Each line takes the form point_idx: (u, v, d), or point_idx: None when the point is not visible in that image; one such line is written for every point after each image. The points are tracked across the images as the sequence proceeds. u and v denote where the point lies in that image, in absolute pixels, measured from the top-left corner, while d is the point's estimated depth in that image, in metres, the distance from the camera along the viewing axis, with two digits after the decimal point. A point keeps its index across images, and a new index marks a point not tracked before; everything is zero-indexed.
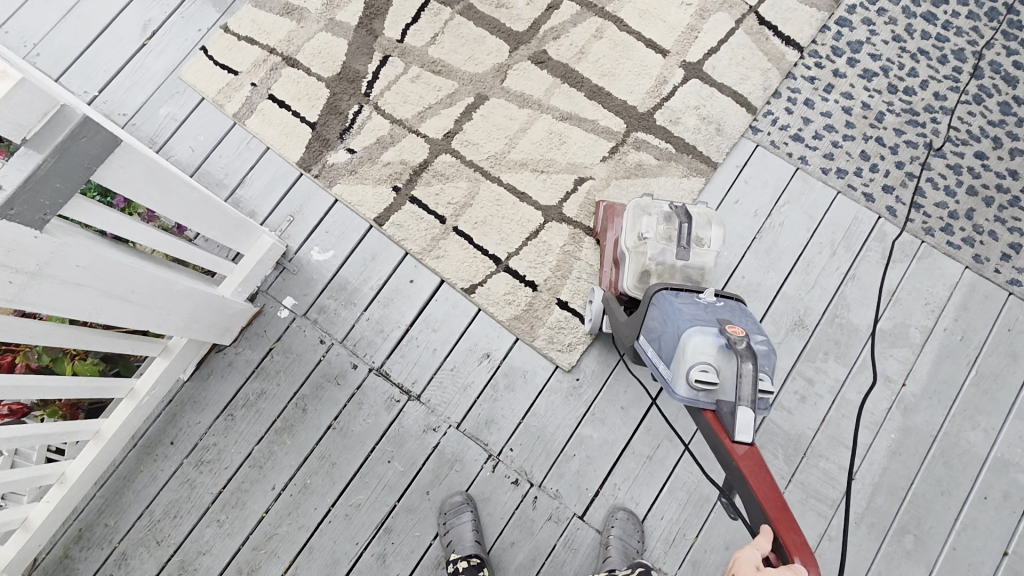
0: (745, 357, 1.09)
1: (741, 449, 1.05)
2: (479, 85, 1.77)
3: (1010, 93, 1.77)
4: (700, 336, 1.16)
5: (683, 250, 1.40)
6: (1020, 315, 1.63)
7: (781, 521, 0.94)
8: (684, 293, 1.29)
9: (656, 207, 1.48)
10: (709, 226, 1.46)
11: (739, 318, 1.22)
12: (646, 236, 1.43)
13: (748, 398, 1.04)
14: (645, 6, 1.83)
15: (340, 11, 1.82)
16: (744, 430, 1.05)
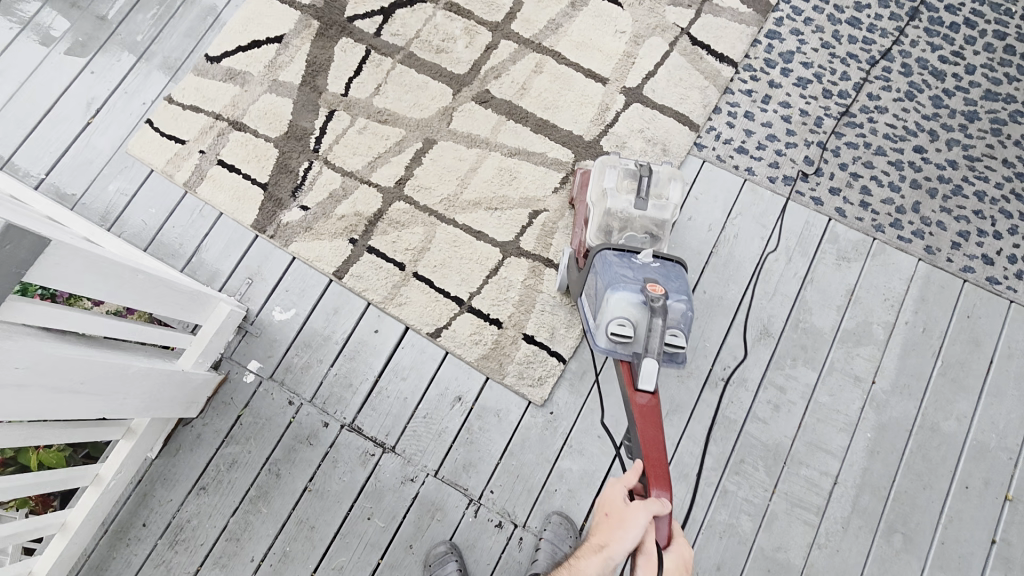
0: (659, 316, 1.22)
1: (643, 397, 1.22)
2: (426, 130, 1.80)
3: (940, 86, 1.82)
4: (626, 294, 1.27)
5: (642, 200, 1.44)
6: (978, 300, 1.65)
7: (653, 459, 1.15)
8: (624, 253, 1.37)
9: (621, 164, 1.54)
10: (671, 184, 1.53)
11: (668, 278, 1.33)
12: (608, 188, 1.48)
13: (653, 354, 1.19)
14: (581, 38, 1.87)
15: (282, 71, 1.85)
16: (648, 379, 1.20)
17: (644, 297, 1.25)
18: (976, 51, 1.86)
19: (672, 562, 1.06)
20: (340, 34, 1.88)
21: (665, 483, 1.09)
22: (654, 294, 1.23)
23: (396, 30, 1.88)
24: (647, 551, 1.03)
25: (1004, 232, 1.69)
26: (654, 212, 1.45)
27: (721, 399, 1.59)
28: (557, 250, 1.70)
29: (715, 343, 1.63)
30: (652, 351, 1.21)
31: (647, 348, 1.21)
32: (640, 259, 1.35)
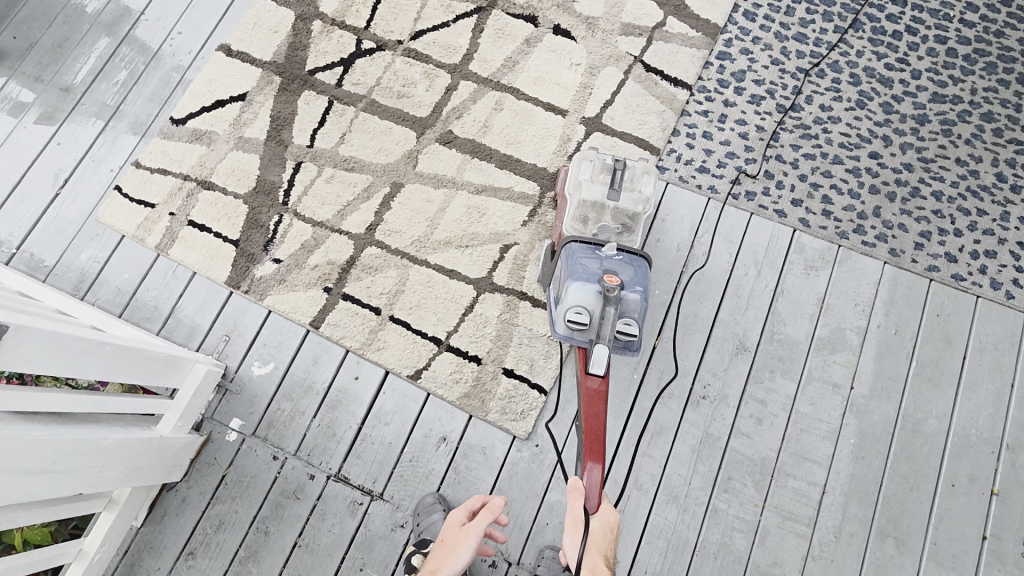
0: (611, 305, 1.32)
1: (594, 382, 1.34)
2: (393, 175, 1.83)
3: (888, 93, 1.88)
4: (584, 283, 1.37)
5: (615, 192, 1.49)
6: (945, 297, 1.67)
7: (593, 436, 1.31)
8: (590, 246, 1.44)
9: (597, 156, 1.55)
10: (645, 177, 1.58)
11: (628, 270, 1.41)
12: (582, 181, 1.53)
13: (603, 341, 1.29)
14: (538, 73, 1.92)
15: (248, 128, 1.88)
16: (598, 365, 1.31)
17: (599, 287, 1.34)
18: (920, 56, 1.92)
19: (597, 526, 1.20)
20: (302, 87, 1.92)
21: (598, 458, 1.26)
22: (609, 284, 1.33)
23: (357, 79, 1.93)
24: (574, 514, 1.15)
25: (964, 228, 1.73)
26: (627, 203, 1.51)
27: (703, 417, 1.60)
28: (530, 282, 1.72)
29: (693, 362, 1.64)
30: (602, 337, 1.31)
31: (598, 335, 1.32)
32: (604, 251, 1.43)
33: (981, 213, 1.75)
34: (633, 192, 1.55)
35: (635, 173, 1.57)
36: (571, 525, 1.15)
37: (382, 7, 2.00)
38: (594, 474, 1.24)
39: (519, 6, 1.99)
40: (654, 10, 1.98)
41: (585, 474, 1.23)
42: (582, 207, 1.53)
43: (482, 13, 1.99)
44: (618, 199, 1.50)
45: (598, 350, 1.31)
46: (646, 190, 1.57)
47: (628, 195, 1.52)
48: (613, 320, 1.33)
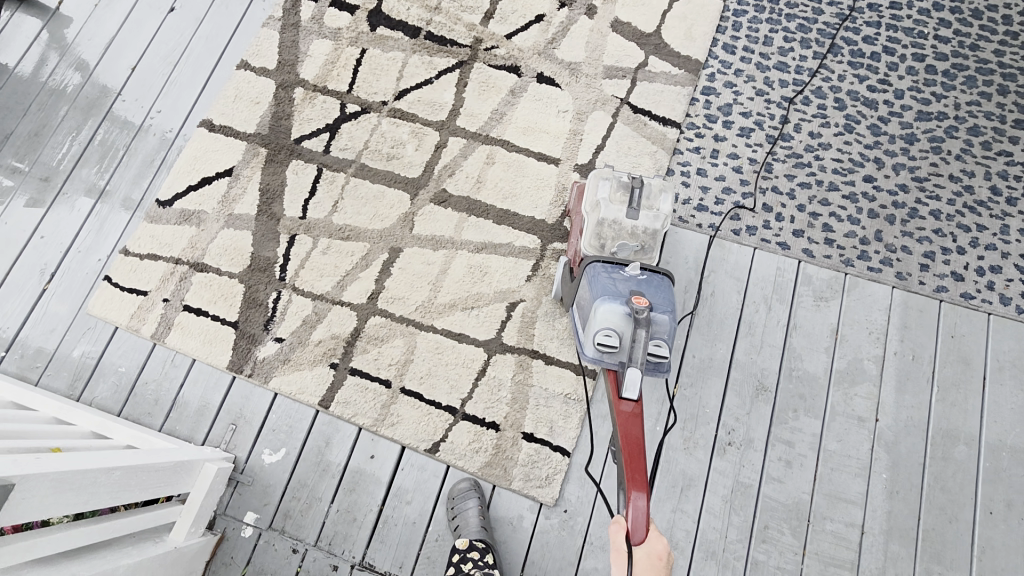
0: (642, 326, 1.27)
1: (628, 405, 1.28)
2: (390, 240, 1.79)
3: (874, 115, 1.89)
4: (612, 304, 1.32)
5: (634, 211, 1.48)
6: (958, 317, 1.67)
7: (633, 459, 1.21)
8: (613, 266, 1.43)
9: (614, 175, 1.54)
10: (663, 195, 1.52)
11: (652, 288, 1.39)
12: (600, 200, 1.50)
13: (636, 363, 1.25)
14: (526, 123, 1.91)
15: (236, 204, 1.83)
16: (632, 388, 1.28)
17: (628, 309, 1.30)
18: (901, 75, 1.94)
19: (643, 556, 1.12)
20: (289, 156, 1.88)
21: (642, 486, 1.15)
22: (638, 305, 1.29)
23: (344, 144, 1.90)
24: (615, 547, 1.12)
25: (967, 245, 1.74)
26: (646, 221, 1.49)
27: (732, 465, 1.56)
28: (541, 339, 1.68)
29: (715, 408, 1.61)
30: (635, 360, 1.26)
31: (631, 357, 1.27)
32: (627, 270, 1.41)
33: (981, 228, 1.75)
34: (650, 209, 1.51)
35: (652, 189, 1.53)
36: (613, 556, 1.13)
37: (363, 69, 1.98)
38: (639, 508, 1.13)
39: (501, 57, 1.99)
40: (635, 50, 1.98)
41: (630, 504, 1.13)
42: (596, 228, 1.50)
43: (464, 67, 1.98)
44: (637, 219, 1.48)
45: (632, 373, 1.26)
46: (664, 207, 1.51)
47: (647, 213, 1.49)
48: (644, 340, 1.28)
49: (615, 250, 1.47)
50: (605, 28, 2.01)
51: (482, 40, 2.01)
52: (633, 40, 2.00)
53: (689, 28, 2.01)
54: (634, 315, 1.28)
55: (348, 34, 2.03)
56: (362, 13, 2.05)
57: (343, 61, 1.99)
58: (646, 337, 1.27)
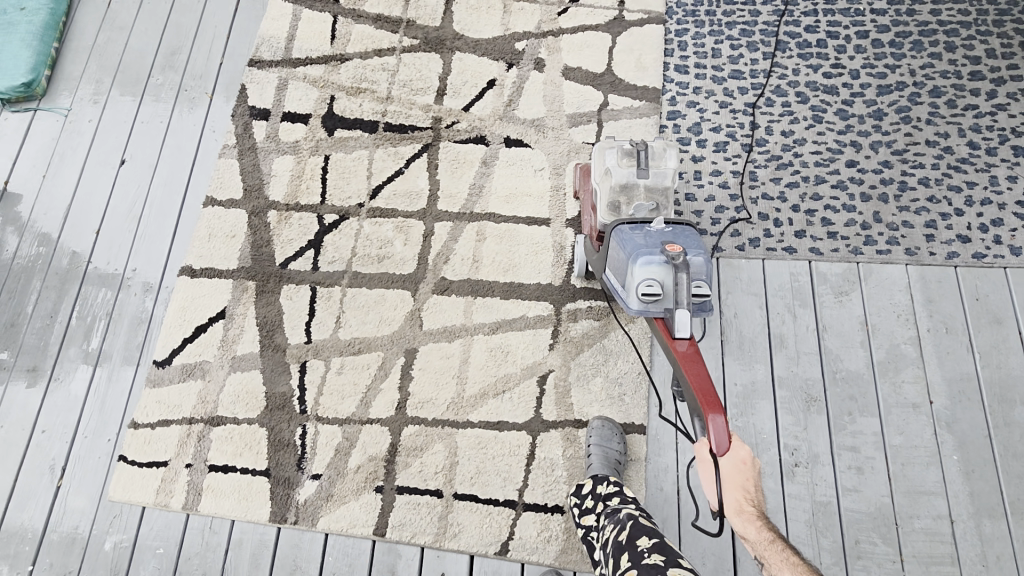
0: (681, 270, 1.31)
1: (683, 345, 1.32)
2: (403, 342, 1.74)
3: (838, 100, 1.93)
4: (647, 255, 1.35)
5: (643, 171, 1.50)
6: (976, 279, 1.68)
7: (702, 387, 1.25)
8: (636, 222, 1.45)
9: (617, 143, 1.55)
10: (668, 153, 1.54)
11: (680, 235, 1.42)
12: (609, 167, 1.51)
13: (684, 305, 1.28)
14: (507, 190, 1.89)
15: (237, 345, 1.76)
16: (684, 327, 1.31)
17: (664, 257, 1.33)
18: (851, 55, 1.99)
19: (730, 462, 1.16)
20: (279, 282, 1.83)
21: (718, 405, 1.18)
22: (673, 251, 1.32)
23: (332, 256, 1.85)
24: (700, 459, 1.19)
25: (963, 206, 1.76)
26: (656, 180, 1.50)
27: (805, 487, 1.52)
28: (581, 407, 1.64)
29: (772, 431, 1.58)
30: (681, 303, 1.31)
31: (676, 301, 1.31)
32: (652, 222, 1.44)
33: (971, 185, 1.79)
34: (658, 167, 1.53)
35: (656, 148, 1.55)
36: (701, 467, 1.19)
37: (331, 175, 1.95)
38: (718, 424, 1.17)
39: (464, 131, 1.98)
40: (592, 92, 2.00)
41: (710, 424, 1.17)
42: (611, 195, 1.52)
43: (430, 149, 1.97)
44: (648, 180, 1.49)
45: (681, 315, 1.31)
46: (672, 163, 1.53)
47: (656, 171, 1.51)
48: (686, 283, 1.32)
49: (632, 213, 1.50)
50: (557, 79, 2.03)
51: (441, 118, 2.01)
52: (588, 83, 2.01)
53: (638, 58, 2.04)
54: (671, 262, 1.32)
55: (307, 144, 2.01)
56: (316, 121, 2.04)
57: (310, 172, 1.96)
58: (687, 280, 1.30)
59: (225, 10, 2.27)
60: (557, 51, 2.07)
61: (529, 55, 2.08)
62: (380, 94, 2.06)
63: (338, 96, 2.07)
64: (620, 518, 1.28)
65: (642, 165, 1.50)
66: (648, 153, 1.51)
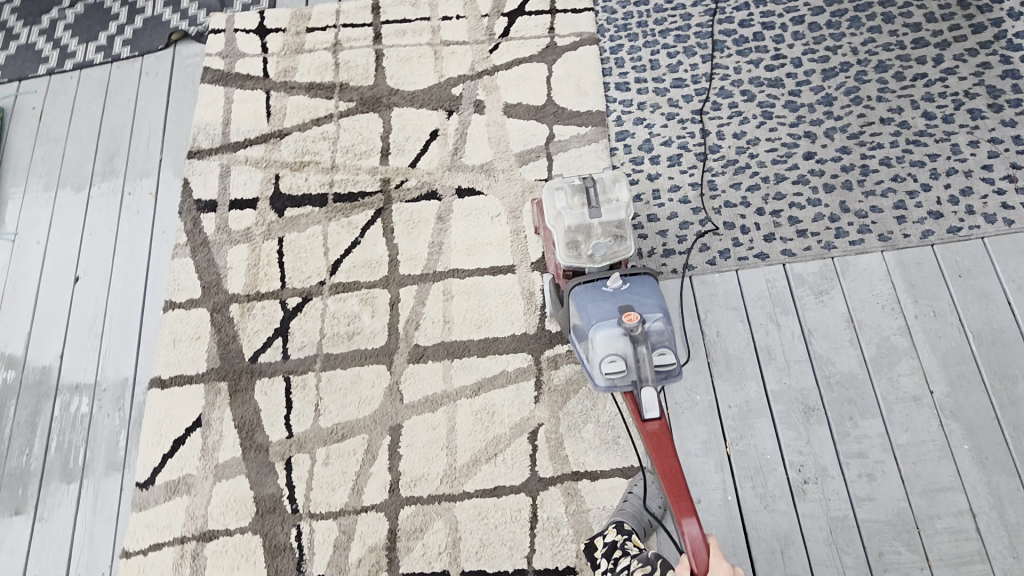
0: (641, 343, 1.31)
1: (653, 424, 1.32)
2: (386, 419, 1.69)
3: (785, 92, 1.89)
4: (605, 329, 1.33)
5: (596, 209, 1.41)
6: (956, 255, 1.63)
7: (674, 485, 1.26)
8: (593, 286, 1.42)
9: (565, 181, 1.46)
10: (619, 184, 1.45)
11: (639, 296, 1.38)
12: (560, 209, 1.42)
13: (649, 383, 1.28)
14: (467, 242, 1.84)
15: (218, 452, 1.71)
16: (652, 406, 1.31)
17: (623, 330, 1.32)
18: (791, 43, 1.95)
19: None
20: (251, 378, 1.77)
21: (690, 511, 1.21)
22: (631, 324, 1.30)
23: (301, 341, 1.80)
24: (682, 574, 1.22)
25: (930, 180, 1.71)
26: (612, 215, 1.41)
27: (818, 504, 1.47)
28: (577, 458, 1.58)
29: (775, 450, 1.53)
30: (646, 379, 1.31)
31: (641, 378, 1.31)
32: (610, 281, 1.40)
33: (933, 157, 1.74)
34: (610, 202, 1.44)
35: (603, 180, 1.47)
36: None
37: (288, 257, 1.91)
38: (692, 530, 1.20)
39: (414, 188, 1.93)
40: (537, 126, 1.95)
41: (684, 533, 1.20)
42: (567, 236, 1.44)
43: (383, 213, 1.92)
44: (601, 217, 1.41)
45: (648, 392, 1.31)
46: (622, 194, 1.44)
47: (609, 206, 1.42)
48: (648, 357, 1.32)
49: (591, 252, 1.42)
50: (499, 118, 1.99)
51: (389, 179, 1.96)
52: (531, 118, 1.97)
53: (577, 82, 2.00)
54: (630, 336, 1.31)
55: (258, 229, 1.96)
56: (264, 203, 1.99)
57: (266, 258, 1.91)
58: (648, 355, 1.30)
59: (157, 105, 2.24)
60: (494, 89, 2.03)
61: (468, 99, 2.03)
62: (324, 164, 2.01)
63: (282, 174, 2.02)
64: (648, 557, 1.30)
65: (593, 202, 1.41)
66: (597, 188, 1.43)
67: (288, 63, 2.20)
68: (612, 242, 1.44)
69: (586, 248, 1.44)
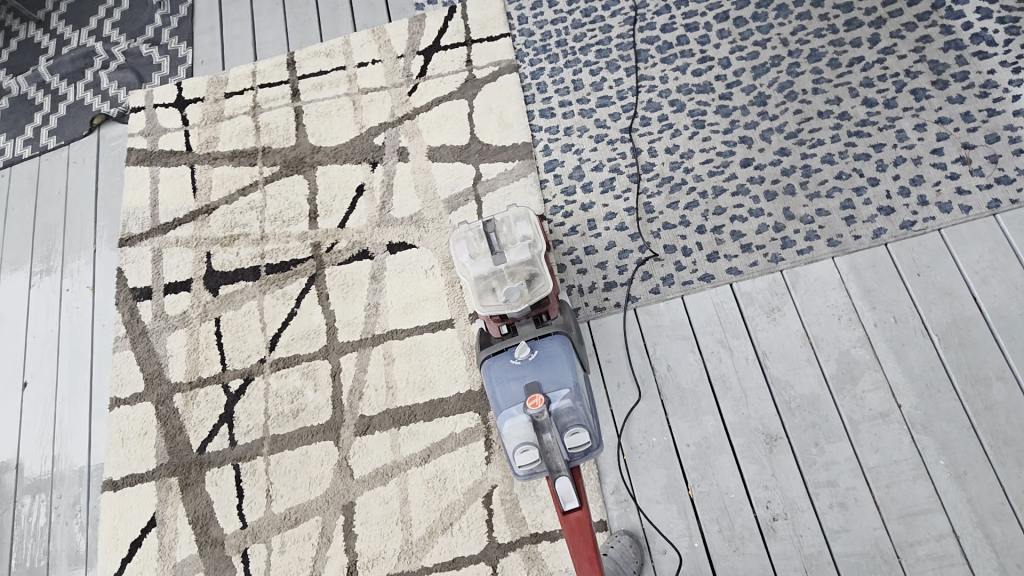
0: (547, 430, 1.28)
1: (573, 513, 1.28)
2: (338, 498, 1.63)
3: (715, 97, 1.78)
4: (512, 416, 1.31)
5: (501, 254, 1.42)
6: (913, 252, 1.52)
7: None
8: (504, 365, 1.41)
9: (466, 231, 1.47)
10: (522, 223, 1.48)
11: (547, 374, 1.37)
12: (465, 261, 1.43)
13: (559, 473, 1.25)
14: (403, 301, 1.78)
15: (176, 551, 1.67)
16: (570, 498, 1.26)
17: (528, 416, 1.29)
18: (717, 43, 1.84)
19: None
20: (201, 470, 1.73)
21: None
22: (535, 409, 1.27)
23: (247, 425, 1.75)
24: None
25: (877, 174, 1.60)
26: (516, 256, 1.41)
27: (790, 542, 1.38)
28: (534, 519, 1.51)
29: (739, 488, 1.44)
30: (558, 467, 1.27)
31: (552, 466, 1.28)
32: (518, 356, 1.40)
33: (878, 148, 1.62)
34: (513, 244, 1.45)
35: (503, 223, 1.49)
36: None
37: (226, 337, 1.86)
38: None
39: (345, 250, 1.87)
40: (463, 168, 1.87)
41: None
42: (478, 286, 1.42)
43: (317, 280, 1.86)
44: (506, 259, 1.41)
45: (563, 482, 1.26)
46: (524, 233, 1.46)
47: (512, 248, 1.43)
48: (557, 442, 1.29)
49: (504, 297, 1.38)
50: (424, 163, 1.91)
51: (320, 242, 1.90)
52: (456, 159, 1.89)
53: (500, 115, 1.90)
54: (535, 422, 1.28)
55: (195, 312, 1.91)
56: (199, 283, 1.94)
57: (205, 341, 1.87)
58: (556, 441, 1.27)
59: (87, 193, 2.20)
60: (416, 134, 1.95)
61: (391, 147, 1.96)
62: (254, 235, 1.96)
63: (213, 251, 1.97)
64: None
65: (495, 248, 1.43)
66: (498, 232, 1.45)
67: (210, 132, 2.14)
68: (524, 284, 1.39)
69: (499, 294, 1.40)
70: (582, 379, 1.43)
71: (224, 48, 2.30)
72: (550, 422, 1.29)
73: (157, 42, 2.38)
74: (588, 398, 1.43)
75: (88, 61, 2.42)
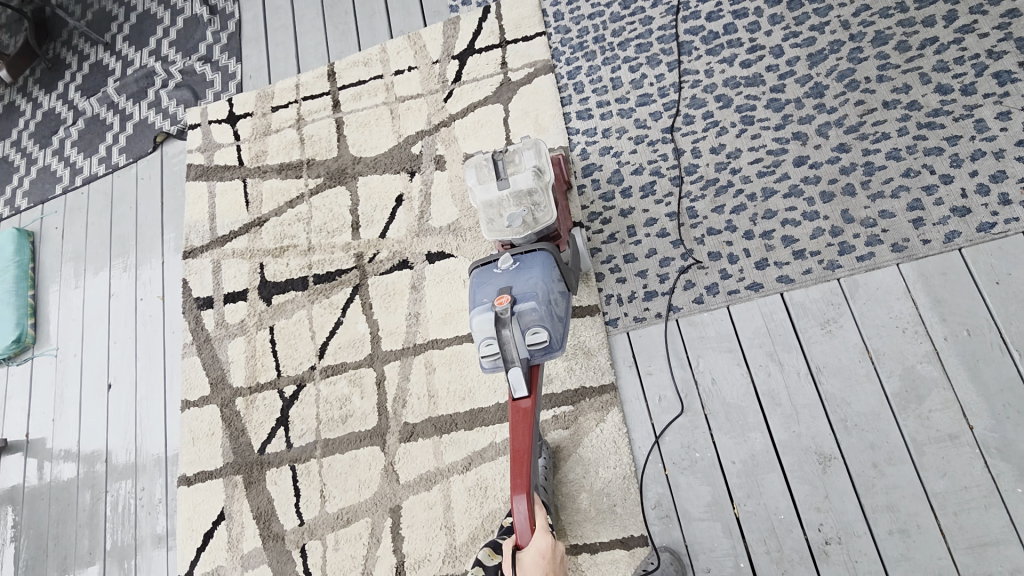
0: (507, 325, 1.26)
1: (524, 402, 1.32)
2: (386, 500, 1.71)
3: (765, 90, 1.66)
4: (479, 310, 1.31)
5: (505, 180, 1.45)
6: (991, 257, 1.38)
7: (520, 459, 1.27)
8: (487, 267, 1.40)
9: (476, 158, 1.51)
10: (528, 152, 1.46)
11: (522, 277, 1.34)
12: (471, 186, 1.48)
13: (513, 367, 1.26)
14: (443, 310, 1.81)
15: (242, 543, 1.81)
16: (521, 387, 1.30)
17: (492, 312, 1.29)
18: (768, 30, 1.72)
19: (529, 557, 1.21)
20: (262, 469, 1.86)
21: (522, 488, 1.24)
22: (500, 306, 1.27)
23: (301, 429, 1.86)
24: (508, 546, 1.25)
25: (951, 170, 1.45)
26: (520, 182, 1.43)
27: (843, 568, 1.32)
28: (573, 530, 1.50)
29: (789, 509, 1.38)
30: (513, 361, 1.27)
31: (507, 358, 1.27)
32: (500, 266, 1.38)
33: (953, 141, 1.47)
34: (520, 173, 1.46)
35: (513, 153, 1.48)
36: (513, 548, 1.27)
37: (280, 345, 1.97)
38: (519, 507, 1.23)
39: (386, 260, 1.92)
40: None
41: (511, 509, 1.24)
42: (487, 212, 1.48)
43: (361, 289, 1.92)
44: (510, 186, 1.44)
45: (516, 375, 1.28)
46: (530, 162, 1.45)
47: (517, 176, 1.44)
48: (515, 338, 1.27)
49: (506, 224, 1.42)
50: (462, 171, 1.91)
51: (363, 253, 1.95)
52: None
53: (536, 118, 1.87)
54: (497, 318, 1.27)
55: (251, 320, 2.03)
56: (254, 293, 2.05)
57: (261, 349, 1.98)
58: (513, 336, 1.25)
59: (154, 208, 2.36)
60: (453, 141, 1.95)
61: (428, 155, 1.97)
62: (302, 247, 2.04)
63: (266, 262, 2.07)
64: None
65: (500, 175, 1.45)
66: (506, 160, 1.47)
67: (259, 146, 2.23)
68: (527, 212, 1.43)
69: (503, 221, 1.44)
70: (558, 292, 1.40)
71: (270, 62, 2.38)
72: (513, 320, 1.28)
73: (210, 59, 2.50)
74: (563, 310, 1.40)
75: (150, 81, 2.57)
